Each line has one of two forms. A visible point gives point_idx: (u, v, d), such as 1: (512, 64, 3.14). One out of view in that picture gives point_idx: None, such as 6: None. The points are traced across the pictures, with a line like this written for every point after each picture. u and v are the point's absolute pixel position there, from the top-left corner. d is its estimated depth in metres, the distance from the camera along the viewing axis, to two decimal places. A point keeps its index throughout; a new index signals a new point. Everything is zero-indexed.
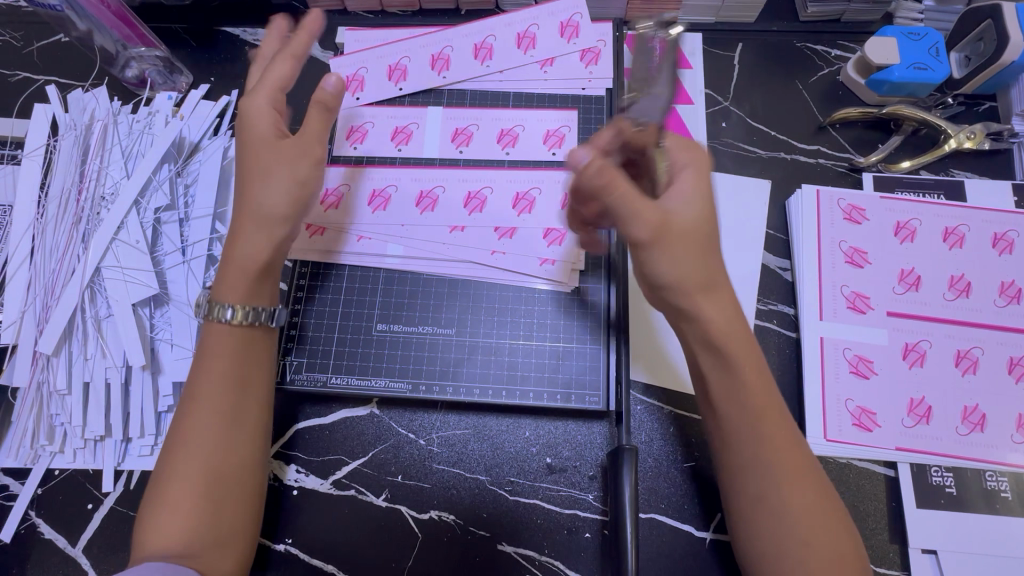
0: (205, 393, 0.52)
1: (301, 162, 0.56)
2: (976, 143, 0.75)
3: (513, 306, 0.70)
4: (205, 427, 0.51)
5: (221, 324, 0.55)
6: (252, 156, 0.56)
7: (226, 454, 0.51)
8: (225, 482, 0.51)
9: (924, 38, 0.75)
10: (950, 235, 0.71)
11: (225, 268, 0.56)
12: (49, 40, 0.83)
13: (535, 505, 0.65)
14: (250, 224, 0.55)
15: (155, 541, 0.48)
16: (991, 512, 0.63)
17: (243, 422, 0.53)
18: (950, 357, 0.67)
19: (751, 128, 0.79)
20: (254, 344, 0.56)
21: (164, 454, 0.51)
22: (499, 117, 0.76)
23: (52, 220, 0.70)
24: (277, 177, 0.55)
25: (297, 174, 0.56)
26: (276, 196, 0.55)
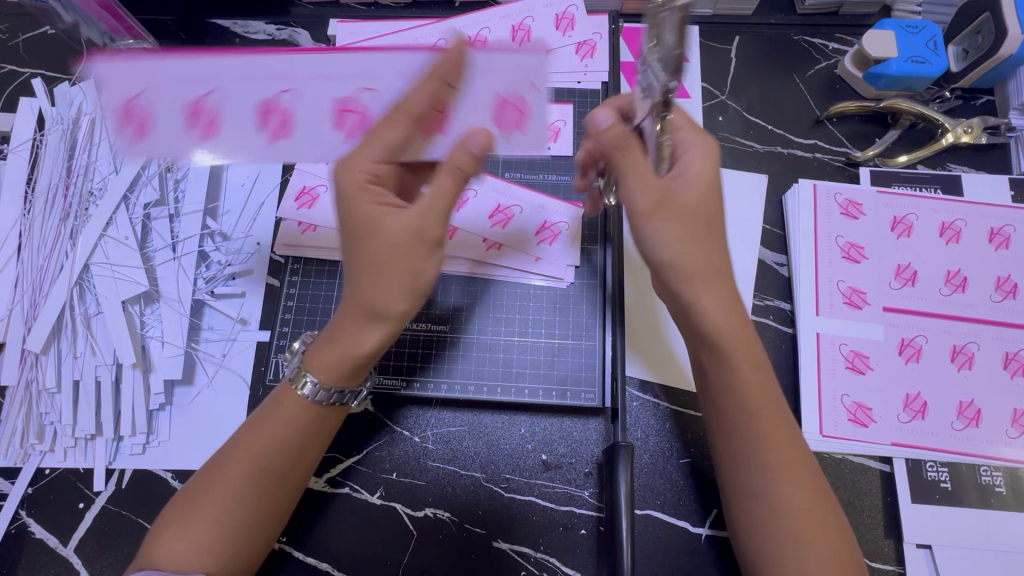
0: (269, 431, 0.53)
1: (403, 245, 0.50)
2: (973, 137, 0.74)
3: (508, 303, 0.70)
4: (278, 442, 0.53)
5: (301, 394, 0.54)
6: (366, 245, 0.51)
7: (271, 491, 0.53)
8: (266, 506, 0.53)
9: (921, 31, 0.74)
10: (946, 230, 0.71)
11: (329, 335, 0.53)
12: (35, 32, 0.82)
13: (530, 502, 0.65)
14: (362, 316, 0.51)
15: (179, 528, 0.50)
16: (985, 506, 0.63)
17: (295, 469, 0.54)
18: (946, 352, 0.67)
19: (749, 123, 0.79)
20: (329, 413, 0.55)
21: (234, 440, 0.54)
22: (326, 73, 0.54)
23: (40, 216, 0.69)
24: (390, 277, 0.50)
25: (414, 263, 0.50)
26: (392, 295, 0.50)
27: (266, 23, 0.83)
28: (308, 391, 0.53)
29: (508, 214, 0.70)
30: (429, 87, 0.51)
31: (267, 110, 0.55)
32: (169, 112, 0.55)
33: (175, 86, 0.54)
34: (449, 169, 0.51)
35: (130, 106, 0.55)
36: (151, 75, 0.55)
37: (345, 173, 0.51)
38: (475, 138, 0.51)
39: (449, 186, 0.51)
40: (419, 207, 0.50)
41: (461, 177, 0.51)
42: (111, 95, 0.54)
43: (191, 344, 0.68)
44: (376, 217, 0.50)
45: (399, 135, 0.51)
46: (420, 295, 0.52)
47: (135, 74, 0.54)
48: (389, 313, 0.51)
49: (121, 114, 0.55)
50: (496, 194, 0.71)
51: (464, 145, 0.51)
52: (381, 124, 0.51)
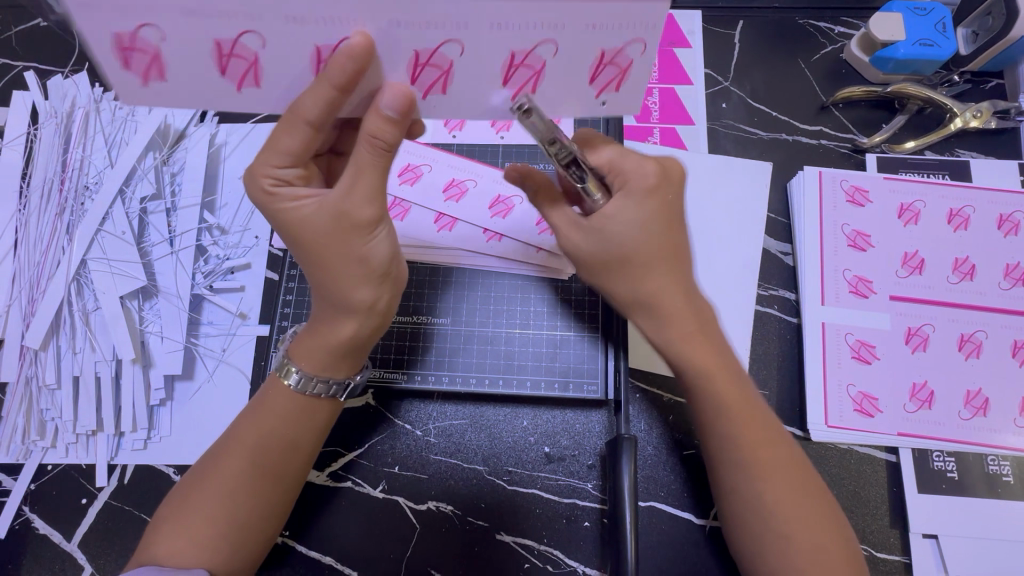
0: (262, 427, 0.53)
1: (336, 234, 0.47)
2: (983, 122, 0.73)
3: (507, 295, 0.69)
4: (269, 435, 0.53)
5: (288, 384, 0.54)
6: (308, 246, 0.48)
7: (267, 486, 0.53)
8: (264, 500, 0.52)
9: (930, 13, 0.73)
10: (954, 217, 0.70)
11: (309, 327, 0.54)
12: (28, 24, 0.81)
13: (533, 494, 0.64)
14: (328, 308, 0.51)
15: (173, 527, 0.50)
16: (992, 495, 0.62)
17: (291, 464, 0.54)
18: (953, 341, 0.66)
19: (752, 110, 0.77)
20: (318, 407, 0.55)
21: (227, 438, 0.54)
22: (401, 20, 0.39)
23: (36, 211, 0.69)
24: (333, 265, 0.48)
25: (356, 246, 0.47)
26: (344, 280, 0.49)
27: None
28: (294, 381, 0.53)
29: (510, 204, 0.69)
30: (322, 94, 0.41)
31: (322, 61, 0.42)
32: (184, 49, 0.40)
33: (188, 30, 0.39)
34: (364, 141, 0.44)
35: (132, 41, 0.39)
36: (148, 1, 0.37)
37: (254, 182, 0.47)
38: (386, 96, 0.42)
39: (366, 156, 0.44)
40: (337, 192, 0.46)
41: (380, 149, 0.44)
42: (101, 24, 0.38)
43: (190, 339, 0.68)
44: (299, 218, 0.47)
45: (302, 139, 0.45)
46: (380, 276, 0.50)
47: (135, 3, 0.37)
48: (349, 301, 0.50)
49: (118, 51, 0.40)
50: (496, 184, 0.70)
51: (377, 107, 0.43)
52: (279, 129, 0.45)
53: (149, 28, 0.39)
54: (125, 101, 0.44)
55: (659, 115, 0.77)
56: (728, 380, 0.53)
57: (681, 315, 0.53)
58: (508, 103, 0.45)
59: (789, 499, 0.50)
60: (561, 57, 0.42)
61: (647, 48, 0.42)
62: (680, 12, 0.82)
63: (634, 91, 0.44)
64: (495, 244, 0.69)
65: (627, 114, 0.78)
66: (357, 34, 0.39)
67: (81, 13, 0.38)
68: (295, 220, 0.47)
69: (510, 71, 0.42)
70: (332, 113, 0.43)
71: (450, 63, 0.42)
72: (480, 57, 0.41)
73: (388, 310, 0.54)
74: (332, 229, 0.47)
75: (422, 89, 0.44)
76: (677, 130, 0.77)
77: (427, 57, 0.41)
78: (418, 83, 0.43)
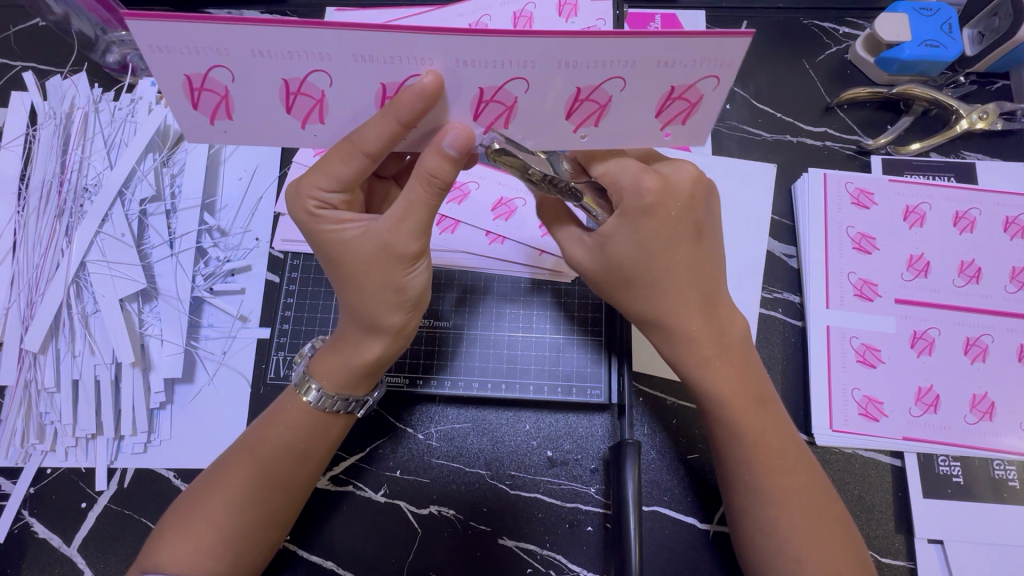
0: (273, 437, 0.52)
1: (379, 264, 0.47)
2: (989, 123, 0.72)
3: (519, 301, 0.69)
4: (276, 444, 0.52)
5: (306, 402, 0.53)
6: (347, 271, 0.48)
7: (273, 495, 0.52)
8: (268, 509, 0.52)
9: (936, 14, 0.72)
10: (960, 220, 0.69)
11: (333, 342, 0.53)
12: (26, 24, 0.80)
13: (536, 499, 0.64)
14: (359, 331, 0.51)
15: (177, 535, 0.50)
16: (998, 500, 0.62)
17: (298, 474, 0.53)
18: (959, 344, 0.65)
19: (756, 111, 0.77)
20: (334, 420, 0.55)
21: (235, 446, 0.54)
22: (470, 60, 0.38)
23: (35, 213, 0.68)
24: (370, 293, 0.48)
25: (396, 278, 0.47)
26: (379, 308, 0.49)
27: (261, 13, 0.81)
28: (313, 398, 0.53)
29: (512, 206, 0.69)
30: (385, 127, 0.41)
31: (387, 98, 0.41)
32: (250, 89, 0.40)
33: (257, 69, 0.39)
34: (420, 179, 0.43)
35: (201, 82, 0.39)
36: (219, 46, 0.37)
37: (300, 205, 0.47)
38: (449, 136, 0.42)
39: (419, 194, 0.44)
40: (384, 222, 0.46)
41: (437, 189, 0.44)
42: (172, 70, 0.38)
43: (190, 341, 0.68)
44: (343, 243, 0.47)
45: (356, 168, 0.44)
46: (415, 304, 0.50)
47: (202, 47, 0.37)
48: (383, 326, 0.50)
49: (188, 92, 0.40)
50: (498, 187, 0.70)
51: (437, 146, 0.42)
52: (334, 156, 0.44)
53: (220, 71, 0.38)
54: (194, 141, 0.44)
55: None
56: (739, 395, 0.53)
57: (697, 333, 0.53)
58: (574, 136, 0.44)
59: (796, 511, 0.51)
60: (627, 92, 0.41)
61: (720, 82, 0.40)
62: (683, 12, 0.81)
63: (703, 121, 0.43)
64: (497, 247, 0.69)
65: None
66: (426, 74, 0.39)
67: (153, 61, 0.38)
68: (338, 244, 0.47)
69: (574, 105, 0.41)
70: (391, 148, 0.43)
71: (513, 100, 0.41)
72: (542, 96, 0.41)
73: (411, 332, 0.54)
74: (376, 259, 0.46)
75: (484, 123, 0.44)
76: None
77: (490, 94, 0.41)
78: (481, 119, 0.43)
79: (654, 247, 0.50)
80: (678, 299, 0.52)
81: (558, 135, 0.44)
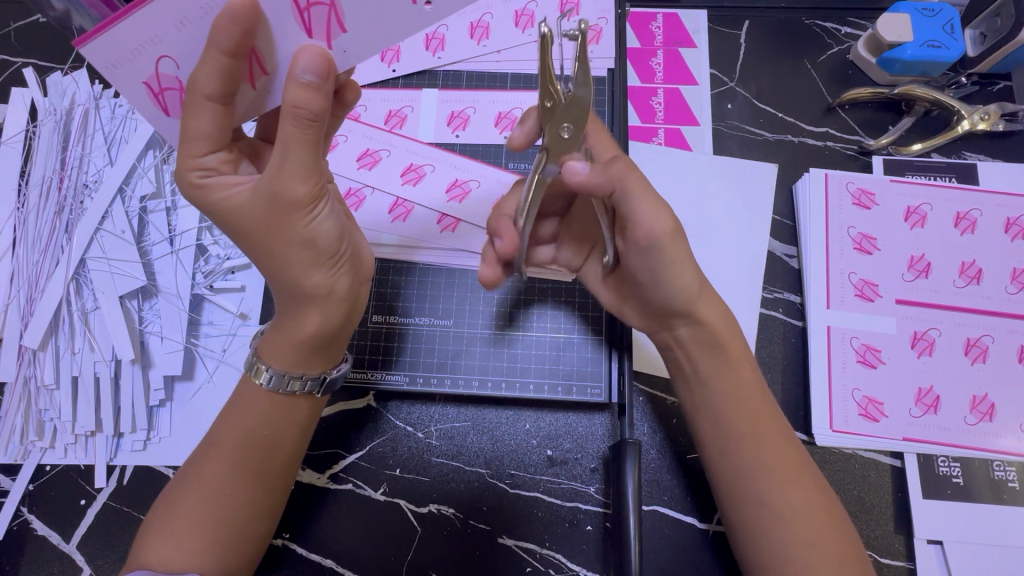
0: (237, 426, 0.53)
1: (274, 216, 0.45)
2: (990, 124, 0.72)
3: (508, 297, 0.69)
4: (248, 434, 0.52)
5: (260, 387, 0.53)
6: (248, 234, 0.47)
7: (251, 486, 0.52)
8: (247, 500, 0.52)
9: (938, 14, 0.72)
10: (961, 221, 0.69)
11: (274, 323, 0.53)
12: (27, 20, 0.80)
13: (534, 497, 0.64)
14: (286, 300, 0.50)
15: (160, 533, 0.50)
16: (998, 501, 0.62)
17: (274, 464, 0.54)
18: (960, 345, 0.65)
19: (758, 110, 0.77)
20: (295, 405, 0.54)
21: (207, 438, 0.54)
22: None
23: (35, 210, 0.68)
24: (278, 251, 0.47)
25: (297, 229, 0.46)
26: (291, 265, 0.48)
27: None
28: (265, 380, 0.52)
29: None
30: (213, 62, 0.41)
31: (304, 8, 0.41)
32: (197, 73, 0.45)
33: (188, 42, 0.42)
34: (284, 113, 0.42)
35: (159, 84, 0.45)
36: (154, 37, 0.42)
37: (182, 177, 0.46)
38: (301, 62, 0.41)
39: (289, 132, 0.43)
40: (266, 173, 0.44)
41: (304, 119, 0.42)
42: (131, 83, 0.44)
43: (190, 339, 0.67)
44: (231, 205, 0.46)
45: (214, 122, 0.44)
46: (328, 254, 0.48)
47: (140, 44, 0.42)
48: (304, 285, 0.49)
49: (154, 99, 0.46)
50: (500, 184, 0.70)
51: (290, 75, 0.42)
52: (185, 113, 0.44)
53: (166, 61, 0.43)
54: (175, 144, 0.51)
55: (663, 115, 0.77)
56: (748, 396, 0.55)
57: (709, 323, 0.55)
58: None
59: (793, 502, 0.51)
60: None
61: None
62: (685, 12, 0.81)
63: None
64: None
65: (631, 114, 0.77)
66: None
67: (113, 77, 0.43)
68: (231, 211, 0.46)
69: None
70: (233, 87, 0.43)
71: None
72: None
73: (352, 296, 0.52)
74: (269, 213, 0.45)
75: (324, 37, 0.43)
76: (682, 131, 0.76)
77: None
78: (316, 32, 0.43)
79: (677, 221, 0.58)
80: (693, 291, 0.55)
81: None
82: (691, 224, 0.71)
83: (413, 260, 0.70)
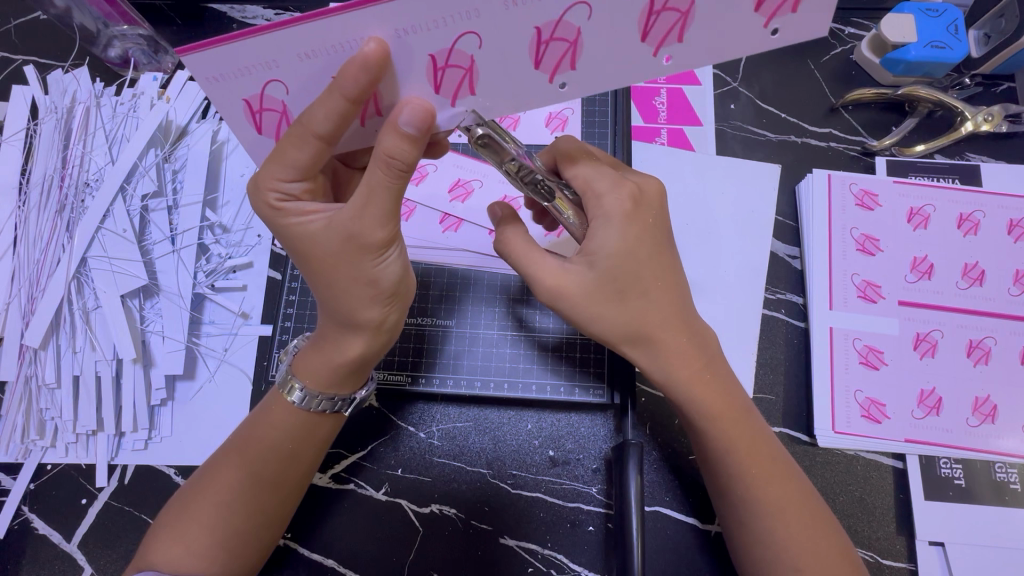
0: (262, 438, 0.52)
1: (347, 256, 0.46)
2: (994, 125, 0.72)
3: (531, 305, 0.69)
4: (269, 446, 0.52)
5: (287, 402, 0.53)
6: (318, 263, 0.47)
7: (265, 495, 0.52)
8: (256, 510, 0.52)
9: (943, 14, 0.72)
10: (964, 222, 0.69)
11: (315, 340, 0.53)
12: (26, 17, 0.80)
13: (537, 498, 0.64)
14: (337, 326, 0.51)
15: (168, 536, 0.50)
16: (999, 503, 0.62)
17: (289, 475, 0.53)
18: (962, 347, 0.65)
19: (761, 111, 0.77)
20: (322, 422, 0.55)
21: (226, 445, 0.54)
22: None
23: (35, 208, 0.68)
24: (343, 286, 0.47)
25: (368, 270, 0.47)
26: (353, 301, 0.48)
27: (264, 8, 0.80)
28: (296, 398, 0.53)
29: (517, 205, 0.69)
30: (331, 104, 0.39)
31: (440, 67, 0.39)
32: (304, 99, 0.41)
33: (309, 72, 0.39)
34: (379, 161, 0.42)
35: (260, 103, 0.41)
36: (272, 59, 0.37)
37: (261, 195, 0.45)
38: (407, 114, 0.40)
39: (380, 179, 0.42)
40: (348, 211, 0.44)
41: (396, 170, 0.42)
42: (232, 100, 0.39)
43: (192, 338, 0.67)
44: (306, 235, 0.46)
45: (312, 156, 0.43)
46: (390, 296, 0.49)
47: (254, 65, 0.37)
48: (360, 321, 0.49)
49: (250, 116, 0.42)
50: (502, 184, 0.69)
51: (394, 124, 0.40)
52: (285, 143, 0.42)
53: (276, 86, 0.39)
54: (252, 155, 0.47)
55: (666, 115, 0.77)
56: (732, 422, 0.53)
57: (681, 351, 0.53)
58: (765, 31, 0.39)
59: (791, 535, 0.50)
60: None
61: None
62: None
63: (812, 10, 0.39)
64: None
65: (634, 114, 0.77)
66: (368, 41, 0.36)
67: (211, 91, 0.38)
68: (307, 238, 0.46)
69: (651, 19, 0.38)
70: (343, 128, 0.41)
71: (690, 4, 0.37)
72: (500, 50, 0.38)
73: (394, 327, 0.53)
74: (344, 251, 0.46)
75: (449, 95, 0.41)
76: (685, 130, 0.76)
77: (443, 59, 0.38)
78: (443, 89, 0.41)
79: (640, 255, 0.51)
80: (659, 316, 0.52)
81: (748, 38, 0.40)
82: (694, 224, 0.71)
83: (416, 260, 0.70)
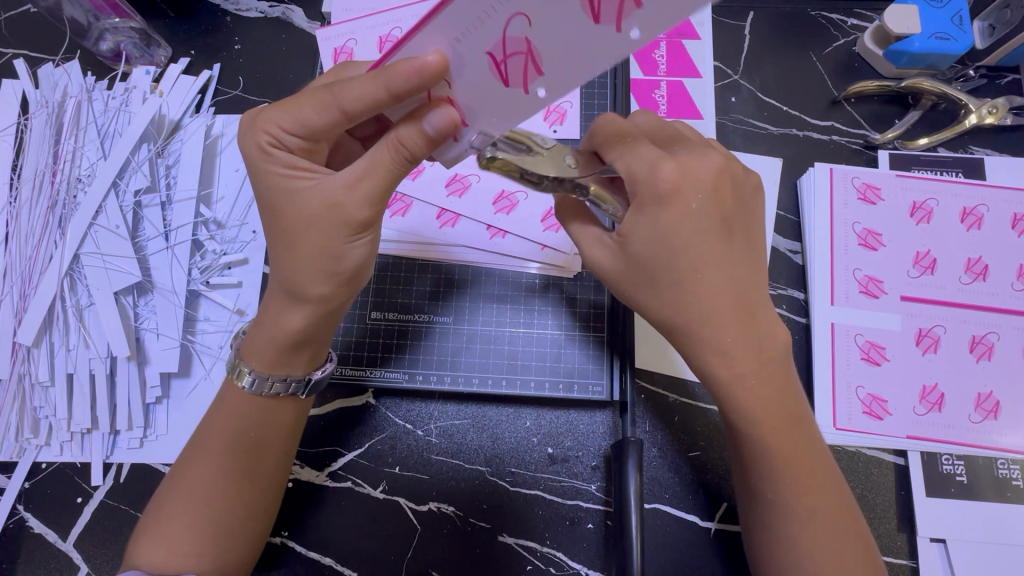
0: (223, 427, 0.52)
1: (323, 224, 0.46)
2: (998, 118, 0.71)
3: (528, 305, 0.68)
4: (234, 432, 0.52)
5: (240, 386, 0.53)
6: (286, 224, 0.47)
7: (244, 488, 0.52)
8: (236, 502, 0.51)
9: (947, 5, 0.71)
10: (968, 216, 0.68)
11: (258, 321, 0.53)
12: (16, 10, 0.79)
13: (535, 496, 0.63)
14: (282, 298, 0.50)
15: (152, 540, 0.50)
16: (1002, 500, 0.61)
17: (266, 462, 0.53)
18: (965, 342, 0.65)
19: (762, 104, 0.76)
20: (282, 405, 0.54)
21: (194, 440, 0.54)
22: None
23: (27, 204, 0.67)
24: (305, 258, 0.47)
25: (335, 245, 0.47)
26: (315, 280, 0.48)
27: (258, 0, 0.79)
28: (246, 382, 0.52)
29: (514, 199, 0.69)
30: (371, 89, 0.41)
31: (501, 61, 0.35)
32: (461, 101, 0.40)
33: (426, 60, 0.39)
34: (389, 142, 0.43)
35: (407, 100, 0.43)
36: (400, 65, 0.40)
37: (255, 136, 0.46)
38: (433, 116, 0.41)
39: (384, 158, 0.44)
40: (340, 181, 0.45)
41: (402, 155, 0.43)
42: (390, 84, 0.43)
43: (187, 336, 0.67)
44: (292, 193, 0.46)
45: (326, 122, 0.45)
46: (348, 277, 0.49)
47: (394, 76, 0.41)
48: (309, 296, 0.49)
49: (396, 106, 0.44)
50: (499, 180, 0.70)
51: (420, 122, 0.42)
52: (309, 101, 0.44)
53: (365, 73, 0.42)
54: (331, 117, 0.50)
55: (667, 108, 0.75)
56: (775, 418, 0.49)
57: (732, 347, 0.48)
58: None
59: (818, 536, 0.49)
60: None
61: None
62: None
63: None
64: (499, 242, 0.68)
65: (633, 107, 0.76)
66: (434, 53, 0.37)
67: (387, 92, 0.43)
68: (286, 194, 0.47)
69: None
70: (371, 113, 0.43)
71: None
72: (556, 19, 0.32)
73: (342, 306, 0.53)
74: (316, 223, 0.46)
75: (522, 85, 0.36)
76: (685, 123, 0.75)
77: (500, 51, 0.35)
78: (513, 82, 0.36)
79: (676, 243, 0.47)
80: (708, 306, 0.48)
81: None
82: None
83: (417, 257, 0.69)
